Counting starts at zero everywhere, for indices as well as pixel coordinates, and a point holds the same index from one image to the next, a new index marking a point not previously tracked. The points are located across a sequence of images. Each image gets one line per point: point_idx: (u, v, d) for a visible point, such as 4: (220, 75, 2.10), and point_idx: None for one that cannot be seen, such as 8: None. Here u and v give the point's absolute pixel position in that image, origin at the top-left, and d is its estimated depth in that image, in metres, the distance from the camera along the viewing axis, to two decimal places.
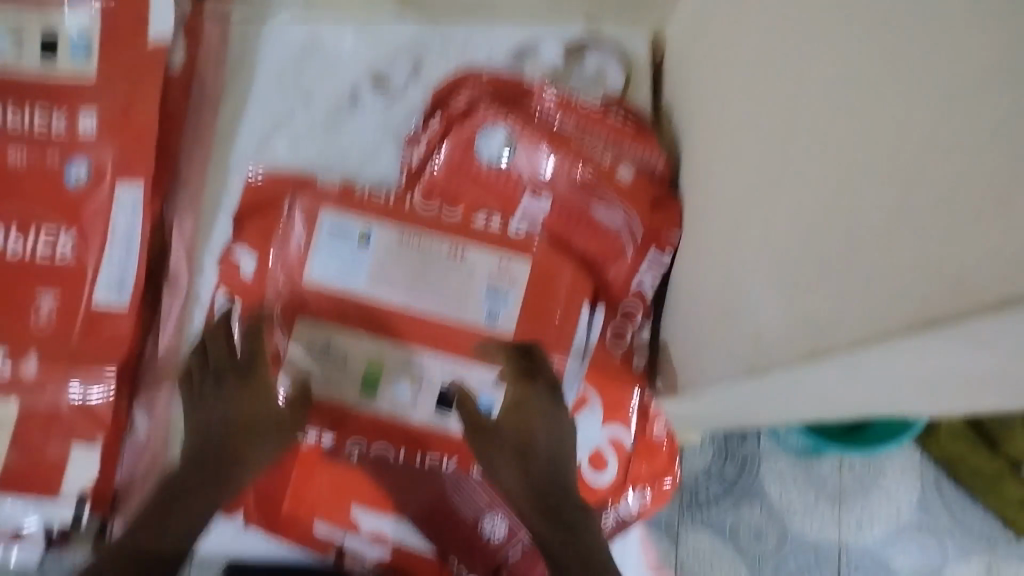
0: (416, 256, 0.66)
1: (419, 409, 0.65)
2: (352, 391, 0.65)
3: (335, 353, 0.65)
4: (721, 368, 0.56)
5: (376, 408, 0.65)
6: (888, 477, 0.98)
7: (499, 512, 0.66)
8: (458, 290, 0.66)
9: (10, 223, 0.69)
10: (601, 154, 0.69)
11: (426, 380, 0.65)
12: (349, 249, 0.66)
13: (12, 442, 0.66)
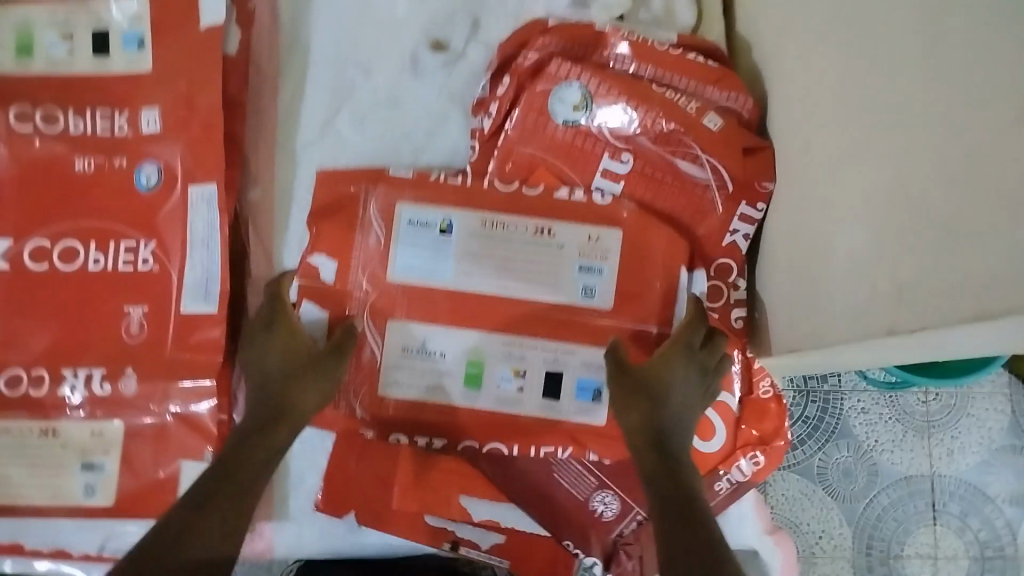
0: (504, 241, 0.64)
1: (525, 402, 0.64)
2: (454, 387, 0.64)
3: (432, 353, 0.64)
4: (824, 334, 0.53)
5: (481, 405, 0.64)
6: (977, 402, 0.99)
7: (608, 490, 0.67)
8: (550, 270, 0.64)
9: (88, 238, 0.68)
10: (686, 103, 0.65)
11: (528, 370, 0.64)
12: (432, 242, 0.64)
13: (121, 460, 0.68)
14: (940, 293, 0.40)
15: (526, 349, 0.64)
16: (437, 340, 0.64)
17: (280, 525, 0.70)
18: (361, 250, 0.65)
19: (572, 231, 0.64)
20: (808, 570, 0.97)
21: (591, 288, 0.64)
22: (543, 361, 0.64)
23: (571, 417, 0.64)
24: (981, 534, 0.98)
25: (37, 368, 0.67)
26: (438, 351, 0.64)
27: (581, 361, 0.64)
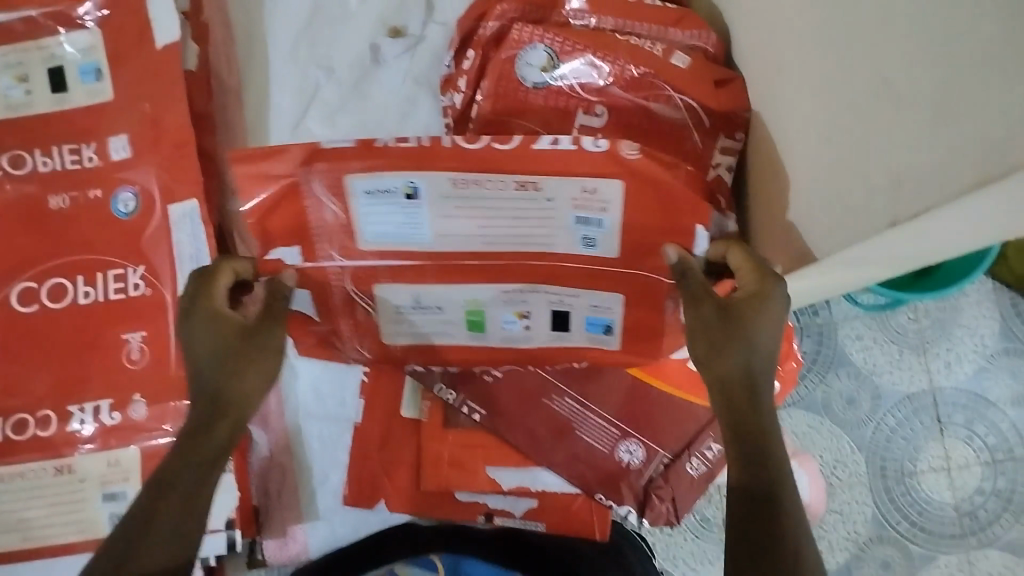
0: (487, 200, 0.55)
1: (534, 338, 0.64)
2: (469, 331, 0.63)
3: (434, 307, 0.62)
4: (823, 249, 0.53)
5: (491, 343, 0.64)
6: (965, 312, 1.01)
7: (630, 438, 0.68)
8: (538, 225, 0.55)
9: (75, 273, 0.67)
10: (651, 46, 0.66)
11: (533, 312, 0.61)
12: (400, 209, 0.55)
13: (142, 485, 0.67)
14: (925, 178, 0.41)
15: (529, 295, 0.60)
16: (440, 298, 0.61)
17: (312, 524, 0.71)
18: (325, 225, 0.57)
19: (567, 184, 0.54)
20: (828, 500, 0.98)
21: (590, 238, 0.56)
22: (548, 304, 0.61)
23: (583, 345, 0.64)
24: (990, 439, 0.99)
25: (44, 410, 0.66)
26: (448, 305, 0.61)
27: (587, 299, 0.61)
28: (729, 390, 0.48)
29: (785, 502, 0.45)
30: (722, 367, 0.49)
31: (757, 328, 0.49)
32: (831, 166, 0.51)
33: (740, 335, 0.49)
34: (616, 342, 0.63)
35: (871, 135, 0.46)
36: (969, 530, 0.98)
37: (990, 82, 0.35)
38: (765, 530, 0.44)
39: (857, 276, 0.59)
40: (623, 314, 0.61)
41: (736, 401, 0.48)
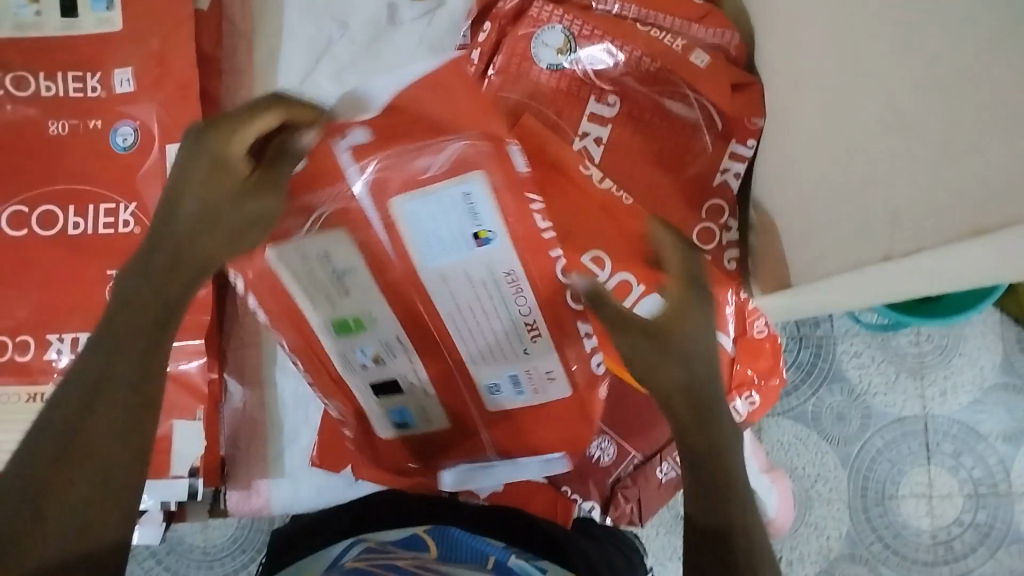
0: (466, 300, 0.54)
1: (355, 376, 0.60)
2: (350, 367, 0.60)
3: (341, 290, 0.56)
4: (818, 268, 0.53)
5: (327, 344, 0.59)
6: (967, 342, 0.99)
7: (604, 434, 0.68)
8: (482, 351, 0.56)
9: (67, 203, 0.67)
10: (671, 40, 0.64)
11: (386, 365, 0.59)
12: (454, 210, 0.52)
13: None
14: (929, 214, 0.40)
15: (424, 383, 0.59)
16: (352, 298, 0.56)
17: (276, 482, 0.71)
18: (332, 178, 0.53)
19: (551, 360, 0.56)
20: (805, 513, 0.98)
21: (496, 383, 0.58)
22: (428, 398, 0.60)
23: (370, 407, 0.62)
24: (975, 472, 0.98)
25: (23, 334, 0.66)
26: (371, 343, 0.58)
27: (425, 399, 0.60)
28: (670, 398, 0.52)
29: (741, 534, 0.48)
30: (659, 379, 0.52)
31: (687, 341, 0.52)
32: (835, 185, 0.51)
33: (673, 357, 0.52)
34: (388, 434, 0.64)
35: (882, 162, 0.45)
36: (942, 559, 0.97)
37: (1014, 122, 0.34)
38: (725, 549, 0.47)
39: (852, 294, 0.58)
40: (431, 431, 0.62)
41: (680, 410, 0.52)
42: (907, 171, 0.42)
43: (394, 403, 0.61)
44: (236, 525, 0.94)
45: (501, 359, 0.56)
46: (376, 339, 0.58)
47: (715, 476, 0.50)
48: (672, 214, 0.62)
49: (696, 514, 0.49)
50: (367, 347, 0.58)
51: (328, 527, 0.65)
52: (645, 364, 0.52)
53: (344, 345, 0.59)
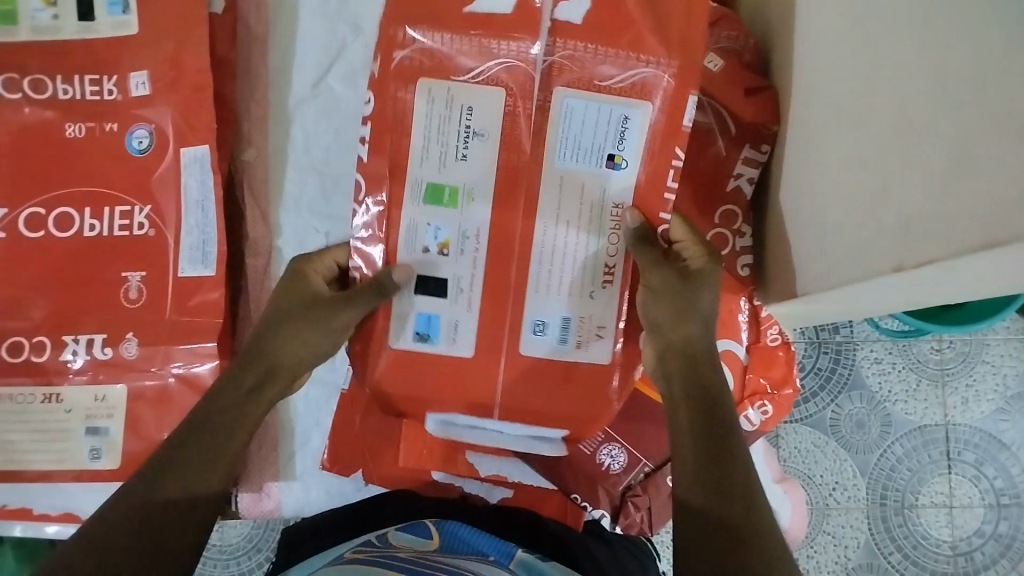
0: (561, 237, 0.50)
1: (411, 251, 0.50)
2: (416, 239, 0.50)
3: (460, 150, 0.49)
4: (830, 276, 0.53)
5: (412, 175, 0.49)
6: (991, 349, 0.97)
7: (614, 442, 0.67)
8: (550, 283, 0.51)
9: (83, 205, 0.67)
10: None
11: (451, 252, 0.50)
12: (606, 131, 0.49)
13: (125, 422, 0.68)
14: (940, 225, 0.40)
15: (460, 330, 0.52)
16: (475, 208, 0.49)
17: (287, 485, 0.72)
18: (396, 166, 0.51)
19: (608, 313, 0.51)
20: (822, 521, 0.97)
21: (543, 322, 0.51)
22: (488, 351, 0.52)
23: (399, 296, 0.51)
24: (997, 482, 0.96)
25: (38, 335, 0.67)
26: (446, 239, 0.50)
27: (452, 316, 0.51)
28: (681, 359, 0.50)
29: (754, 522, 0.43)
30: (679, 335, 0.50)
31: (700, 306, 0.51)
32: (848, 191, 0.50)
33: (691, 315, 0.51)
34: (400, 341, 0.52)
35: (894, 173, 0.44)
36: (963, 569, 0.95)
37: None
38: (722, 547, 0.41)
39: (867, 303, 0.57)
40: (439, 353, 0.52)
41: (681, 374, 0.50)
42: (922, 182, 0.41)
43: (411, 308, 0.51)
44: (251, 524, 0.94)
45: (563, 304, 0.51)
46: (462, 235, 0.50)
47: (710, 450, 0.46)
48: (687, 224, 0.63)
49: (684, 491, 0.45)
50: (461, 233, 0.50)
51: (340, 531, 0.66)
52: (659, 302, 0.50)
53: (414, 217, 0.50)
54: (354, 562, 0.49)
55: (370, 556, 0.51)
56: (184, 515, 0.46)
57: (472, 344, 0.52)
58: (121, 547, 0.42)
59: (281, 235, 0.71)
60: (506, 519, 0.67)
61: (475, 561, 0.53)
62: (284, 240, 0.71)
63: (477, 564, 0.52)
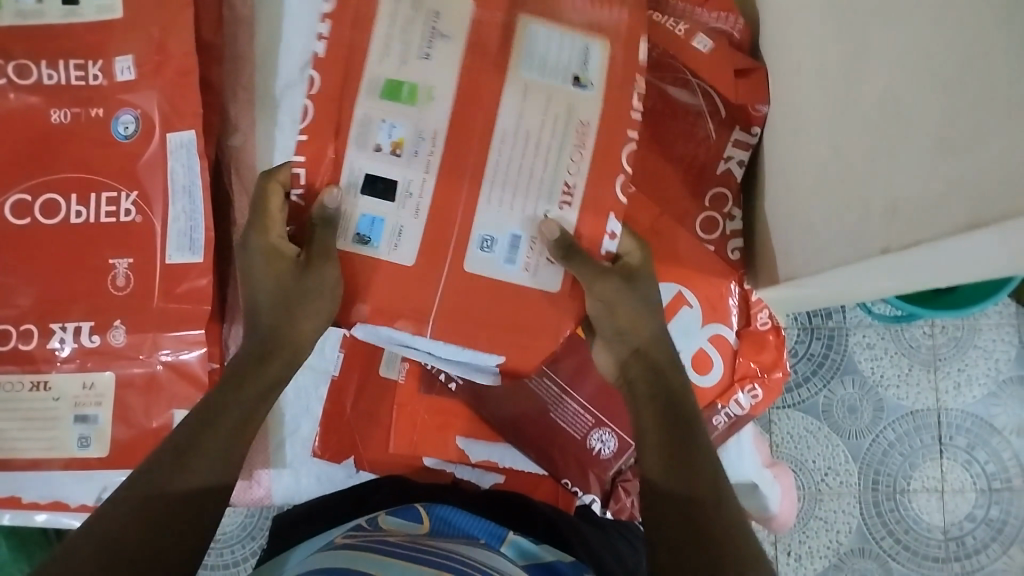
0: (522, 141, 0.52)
1: (358, 154, 0.50)
2: (369, 137, 0.50)
3: (422, 49, 0.51)
4: (818, 260, 0.53)
5: (369, 67, 0.50)
6: (982, 334, 0.98)
7: (605, 427, 0.66)
8: (503, 201, 0.52)
9: (69, 191, 0.67)
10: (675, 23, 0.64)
11: (403, 154, 0.51)
12: (571, 60, 0.53)
13: (113, 409, 0.67)
14: (928, 207, 0.40)
15: (405, 232, 0.51)
16: (435, 106, 0.51)
17: (278, 473, 0.71)
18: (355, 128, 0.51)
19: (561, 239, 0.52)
20: (815, 506, 0.97)
21: (492, 238, 0.52)
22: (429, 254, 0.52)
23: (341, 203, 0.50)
24: (988, 466, 0.96)
25: (26, 323, 0.66)
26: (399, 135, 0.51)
27: (395, 219, 0.51)
28: (642, 356, 0.54)
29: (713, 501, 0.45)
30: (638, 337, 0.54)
31: (653, 316, 0.55)
32: (836, 174, 0.50)
33: (646, 318, 0.54)
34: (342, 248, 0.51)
35: (881, 155, 0.44)
36: (954, 553, 0.96)
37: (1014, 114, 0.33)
38: (694, 524, 0.44)
39: (859, 285, 0.57)
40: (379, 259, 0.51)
41: (640, 368, 0.54)
42: (910, 163, 0.41)
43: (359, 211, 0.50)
44: (244, 512, 0.94)
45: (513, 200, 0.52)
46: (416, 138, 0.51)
47: (678, 446, 0.49)
48: (676, 208, 0.64)
49: (653, 474, 0.48)
50: (414, 133, 0.51)
51: (336, 516, 0.66)
52: (614, 307, 0.53)
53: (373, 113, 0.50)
54: (348, 547, 0.49)
55: (362, 541, 0.51)
56: (196, 505, 0.46)
57: (417, 247, 0.51)
58: (132, 537, 0.43)
59: None
60: (497, 503, 0.67)
61: (466, 544, 0.53)
62: None
63: (467, 548, 0.51)
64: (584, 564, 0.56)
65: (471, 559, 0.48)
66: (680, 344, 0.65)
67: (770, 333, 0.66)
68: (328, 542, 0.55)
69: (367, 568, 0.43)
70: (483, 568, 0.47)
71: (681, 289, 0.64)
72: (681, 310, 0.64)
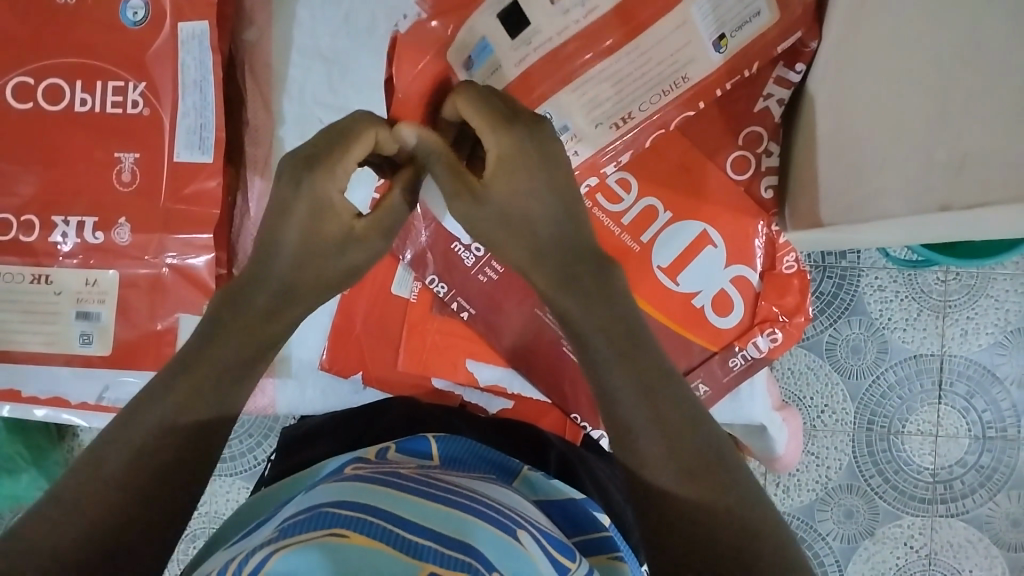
0: (632, 119, 0.57)
1: (564, 31, 0.53)
2: (736, 20, 0.54)
3: (630, 116, 0.57)
4: (868, 206, 0.51)
5: (662, 101, 0.57)
6: (996, 284, 0.94)
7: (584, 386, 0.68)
8: (586, 89, 0.56)
9: (73, 77, 0.63)
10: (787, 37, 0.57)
11: (500, 71, 0.54)
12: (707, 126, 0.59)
13: (116, 307, 0.65)
14: (1001, 166, 0.38)
15: (541, 45, 0.54)
16: (601, 133, 0.58)
17: (282, 382, 0.73)
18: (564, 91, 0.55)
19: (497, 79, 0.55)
20: (808, 442, 0.97)
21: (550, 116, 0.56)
22: (535, 7, 0.53)
23: (510, 56, 0.54)
24: (986, 415, 0.95)
25: (27, 214, 0.64)
26: (560, 127, 0.57)
27: (498, 60, 0.54)
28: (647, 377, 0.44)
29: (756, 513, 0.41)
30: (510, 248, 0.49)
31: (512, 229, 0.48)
32: (900, 115, 0.47)
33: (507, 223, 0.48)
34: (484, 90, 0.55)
35: (951, 97, 0.41)
36: (941, 497, 0.96)
37: None
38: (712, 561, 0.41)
39: (904, 235, 0.54)
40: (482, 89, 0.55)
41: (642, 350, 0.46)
42: (987, 116, 0.38)
43: (487, 30, 0.53)
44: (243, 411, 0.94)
45: (610, 85, 0.56)
46: (753, 13, 0.54)
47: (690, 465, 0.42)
48: (705, 139, 0.63)
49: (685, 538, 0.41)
50: (565, 130, 0.57)
51: (342, 433, 0.67)
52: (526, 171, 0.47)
53: (676, 66, 0.55)
54: (353, 478, 0.47)
55: (372, 472, 0.48)
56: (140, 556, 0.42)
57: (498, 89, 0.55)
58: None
59: (283, 123, 0.68)
60: (505, 434, 0.68)
61: (475, 480, 0.52)
62: (285, 129, 0.68)
63: (478, 484, 0.50)
64: (593, 505, 0.56)
65: (484, 497, 0.47)
66: (700, 283, 0.64)
67: (793, 276, 0.64)
68: (335, 471, 0.52)
69: (382, 504, 0.42)
70: (496, 505, 0.46)
71: (705, 228, 0.63)
72: (705, 249, 0.64)
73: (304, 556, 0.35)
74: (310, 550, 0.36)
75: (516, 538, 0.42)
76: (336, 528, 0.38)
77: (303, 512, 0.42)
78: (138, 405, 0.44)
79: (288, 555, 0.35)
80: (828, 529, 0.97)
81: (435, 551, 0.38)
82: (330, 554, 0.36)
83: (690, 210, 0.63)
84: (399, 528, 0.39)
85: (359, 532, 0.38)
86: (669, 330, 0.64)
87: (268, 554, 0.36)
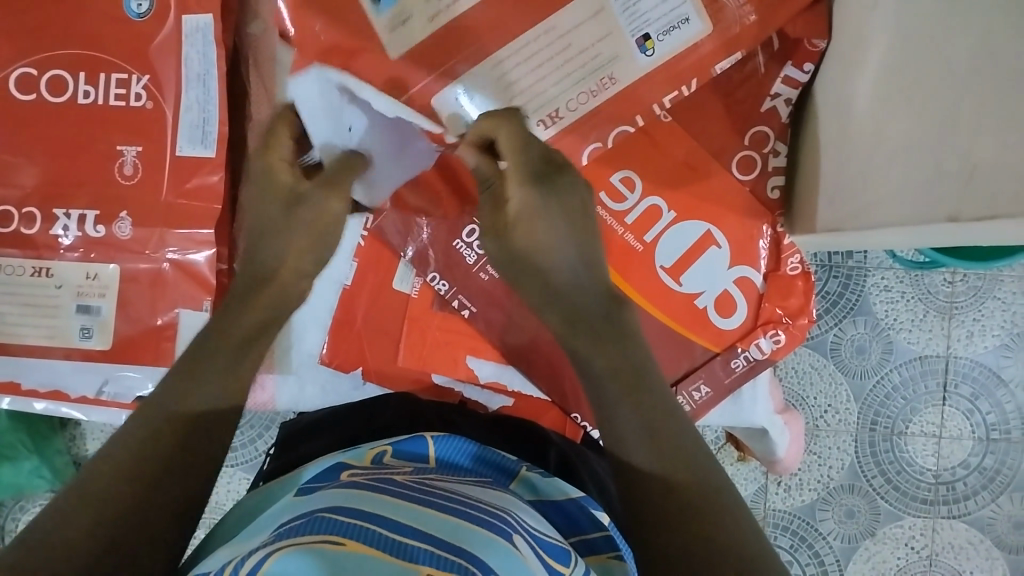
0: (559, 111, 0.55)
1: None
2: (664, 23, 0.54)
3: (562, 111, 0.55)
4: (875, 213, 0.50)
5: (590, 91, 0.55)
6: (1004, 285, 0.94)
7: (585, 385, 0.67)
8: (511, 80, 0.54)
9: (77, 69, 0.63)
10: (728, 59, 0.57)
11: (408, 25, 0.53)
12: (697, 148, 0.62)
13: (117, 300, 0.65)
14: (1011, 177, 0.37)
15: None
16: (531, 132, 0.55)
17: (283, 378, 0.72)
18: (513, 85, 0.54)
19: (406, 38, 0.53)
20: (810, 442, 0.96)
21: (473, 102, 0.54)
22: None
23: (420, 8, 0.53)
24: (989, 417, 0.95)
25: (29, 206, 0.64)
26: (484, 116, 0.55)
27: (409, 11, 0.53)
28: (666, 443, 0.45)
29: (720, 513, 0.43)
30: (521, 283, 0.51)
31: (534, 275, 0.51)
32: (909, 123, 0.46)
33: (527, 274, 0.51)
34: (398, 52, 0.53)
35: (962, 106, 0.41)
36: (943, 498, 0.95)
37: None
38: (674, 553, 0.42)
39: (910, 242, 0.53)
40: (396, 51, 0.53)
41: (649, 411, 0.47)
42: (996, 128, 0.38)
43: None
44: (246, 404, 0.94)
45: (523, 78, 0.54)
46: (680, 19, 0.54)
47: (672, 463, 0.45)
48: (711, 139, 0.62)
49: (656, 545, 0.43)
50: None
51: (342, 428, 0.67)
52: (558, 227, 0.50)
53: (600, 61, 0.54)
54: (349, 483, 0.47)
55: (368, 477, 0.48)
56: None
57: (407, 47, 0.53)
58: None
59: None
60: (505, 432, 0.67)
61: (473, 482, 0.51)
62: None
63: (475, 487, 0.50)
64: (593, 503, 0.56)
65: (480, 501, 0.46)
66: (703, 284, 0.63)
67: (797, 277, 0.64)
68: (332, 472, 0.51)
69: (378, 509, 0.42)
70: (494, 511, 0.45)
71: (710, 228, 0.63)
72: (708, 249, 0.63)
73: (299, 559, 0.35)
74: (306, 555, 0.35)
75: (511, 540, 0.42)
76: (332, 533, 0.38)
77: (299, 517, 0.41)
78: (191, 351, 0.50)
79: (282, 560, 0.35)
80: (829, 529, 0.96)
81: (433, 556, 0.38)
82: (324, 559, 0.35)
83: (694, 210, 0.63)
84: (395, 534, 0.39)
85: (355, 538, 0.38)
86: (672, 331, 0.64)
87: (264, 556, 0.36)
